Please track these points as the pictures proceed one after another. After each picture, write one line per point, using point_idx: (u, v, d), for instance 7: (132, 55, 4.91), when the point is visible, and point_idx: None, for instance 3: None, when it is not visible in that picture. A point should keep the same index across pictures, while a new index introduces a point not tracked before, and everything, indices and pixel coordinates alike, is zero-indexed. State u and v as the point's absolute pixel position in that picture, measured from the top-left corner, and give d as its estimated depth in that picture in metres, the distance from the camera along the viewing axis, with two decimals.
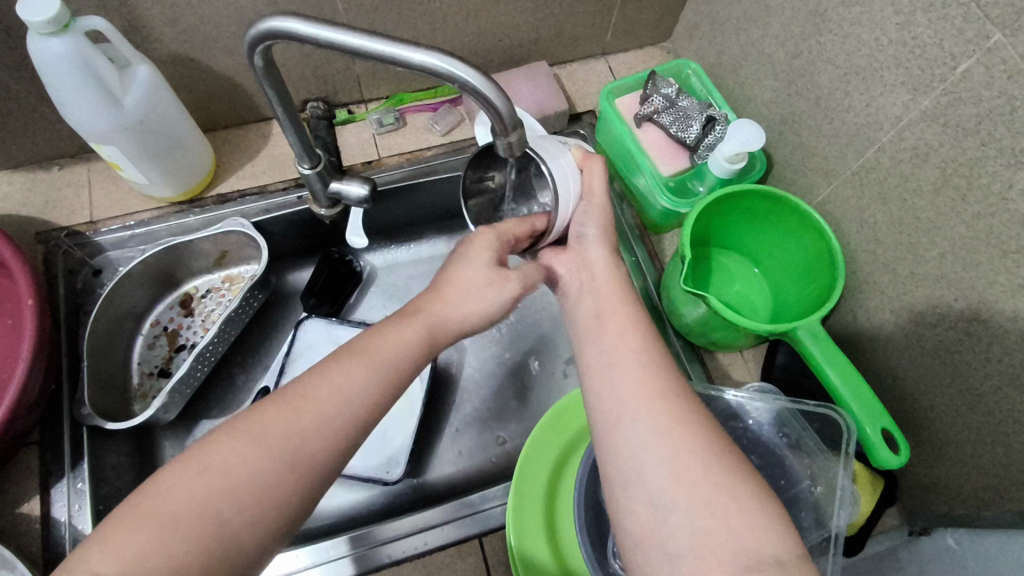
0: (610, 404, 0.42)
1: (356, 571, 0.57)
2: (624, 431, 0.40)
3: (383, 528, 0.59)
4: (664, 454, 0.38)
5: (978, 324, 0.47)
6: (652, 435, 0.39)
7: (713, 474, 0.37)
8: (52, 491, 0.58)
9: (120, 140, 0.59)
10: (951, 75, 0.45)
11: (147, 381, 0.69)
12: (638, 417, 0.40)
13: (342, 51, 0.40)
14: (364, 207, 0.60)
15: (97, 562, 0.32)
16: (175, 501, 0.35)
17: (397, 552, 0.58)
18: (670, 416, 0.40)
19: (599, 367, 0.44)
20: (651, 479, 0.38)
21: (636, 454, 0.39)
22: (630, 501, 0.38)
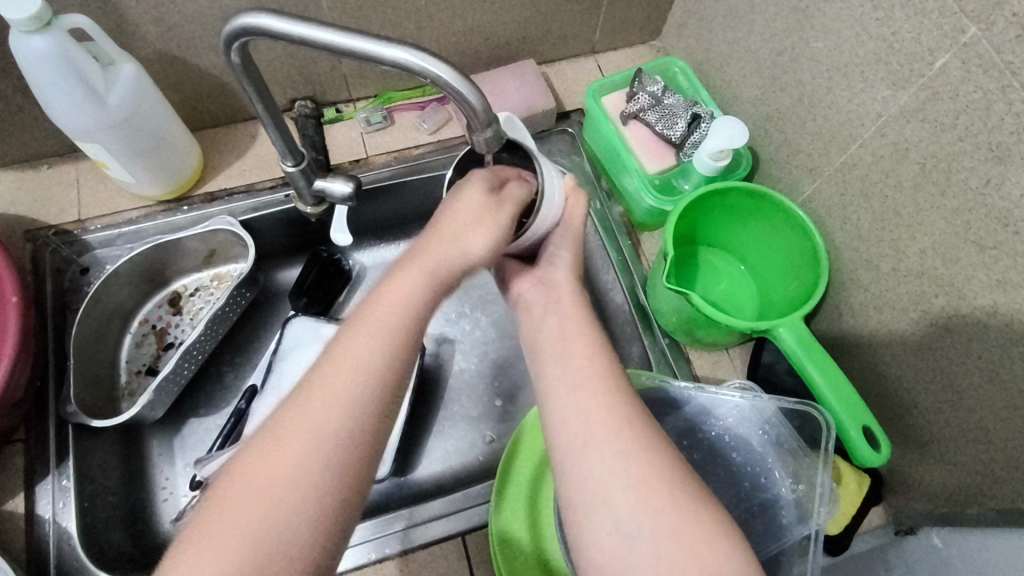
0: (576, 429, 0.42)
1: (389, 551, 0.58)
2: (590, 455, 0.41)
3: (418, 510, 0.60)
4: (631, 479, 0.39)
5: (958, 320, 0.47)
6: (620, 459, 0.40)
7: (680, 501, 0.38)
8: (37, 488, 0.59)
9: (105, 138, 0.59)
10: (929, 71, 0.45)
11: (135, 379, 0.70)
12: (602, 441, 0.41)
13: (317, 48, 0.40)
14: (349, 204, 0.61)
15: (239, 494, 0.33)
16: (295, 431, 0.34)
17: (386, 549, 0.58)
18: (637, 438, 0.41)
19: (566, 390, 0.44)
20: (617, 505, 0.39)
21: (604, 476, 0.40)
22: (595, 527, 0.39)
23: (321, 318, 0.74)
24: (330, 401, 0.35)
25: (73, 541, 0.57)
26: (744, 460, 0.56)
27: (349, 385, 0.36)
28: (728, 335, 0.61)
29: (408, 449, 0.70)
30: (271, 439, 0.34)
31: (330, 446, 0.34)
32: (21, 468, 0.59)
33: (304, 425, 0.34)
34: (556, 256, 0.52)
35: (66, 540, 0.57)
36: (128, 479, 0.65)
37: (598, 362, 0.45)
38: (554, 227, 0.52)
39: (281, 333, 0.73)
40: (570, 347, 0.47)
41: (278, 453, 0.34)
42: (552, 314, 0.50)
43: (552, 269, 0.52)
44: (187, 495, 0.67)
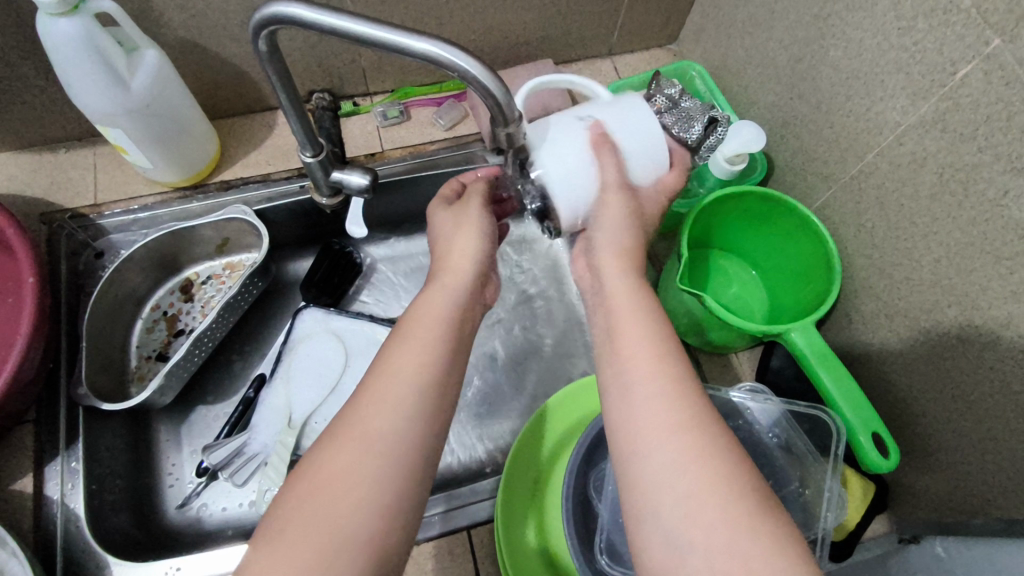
0: (637, 427, 0.39)
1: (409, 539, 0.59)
2: (645, 455, 0.38)
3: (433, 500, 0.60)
4: (684, 489, 0.36)
5: (971, 330, 0.47)
6: (671, 466, 0.37)
7: (732, 511, 0.34)
8: (46, 469, 0.59)
9: (125, 123, 0.59)
10: (950, 81, 0.45)
11: (145, 365, 0.70)
12: (657, 444, 0.38)
13: (343, 38, 0.40)
14: (364, 197, 0.61)
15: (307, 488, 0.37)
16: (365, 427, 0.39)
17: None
18: (700, 444, 0.37)
19: (623, 382, 0.41)
20: (668, 512, 0.35)
21: (661, 479, 0.37)
22: (644, 538, 0.36)
23: (332, 309, 0.75)
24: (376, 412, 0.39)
25: (80, 523, 0.57)
26: (755, 462, 0.55)
27: (399, 402, 0.40)
28: (738, 338, 0.61)
29: None
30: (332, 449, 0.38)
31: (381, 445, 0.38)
32: (30, 448, 0.59)
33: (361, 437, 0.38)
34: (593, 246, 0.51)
35: (73, 522, 0.57)
36: (135, 463, 0.65)
37: (657, 352, 0.42)
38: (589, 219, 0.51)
39: (291, 324, 0.74)
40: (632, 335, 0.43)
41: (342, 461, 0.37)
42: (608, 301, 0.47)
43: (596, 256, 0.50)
44: (193, 481, 0.67)
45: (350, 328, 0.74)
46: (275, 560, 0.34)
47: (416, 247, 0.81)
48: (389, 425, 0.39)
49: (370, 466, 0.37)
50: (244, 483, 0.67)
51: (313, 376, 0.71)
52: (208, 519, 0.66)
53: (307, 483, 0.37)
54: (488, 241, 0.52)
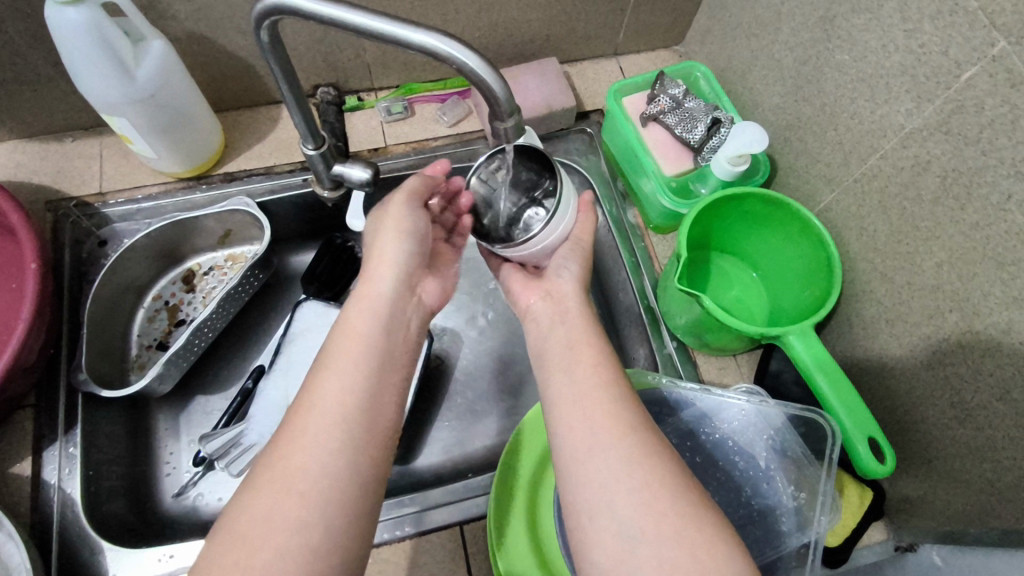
0: (582, 435, 0.42)
1: (408, 532, 0.59)
2: (595, 462, 0.41)
3: (432, 493, 0.60)
4: (636, 483, 0.39)
5: (971, 336, 0.47)
6: (623, 466, 0.40)
7: (681, 504, 0.39)
8: (44, 453, 0.59)
9: (131, 112, 0.59)
10: (955, 83, 0.45)
11: (145, 353, 0.70)
12: (607, 447, 0.41)
13: (343, 29, 0.40)
14: (365, 190, 0.62)
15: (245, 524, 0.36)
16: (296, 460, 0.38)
17: (389, 533, 0.58)
18: (642, 447, 0.41)
19: (563, 396, 0.45)
20: (620, 508, 0.39)
21: (616, 477, 0.40)
22: (597, 531, 0.39)
23: (332, 303, 0.75)
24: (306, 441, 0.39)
25: (76, 507, 0.58)
26: (746, 464, 0.56)
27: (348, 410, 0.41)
28: (738, 341, 0.61)
29: (410, 438, 0.70)
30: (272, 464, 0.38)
31: (314, 470, 0.38)
32: (30, 433, 0.60)
33: (306, 445, 0.39)
34: (564, 268, 0.55)
35: (69, 507, 0.58)
36: (133, 450, 0.66)
37: (599, 364, 0.47)
38: (561, 243, 0.55)
39: (291, 316, 0.74)
40: (579, 351, 0.48)
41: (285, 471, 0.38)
42: (563, 323, 0.52)
43: (561, 279, 0.54)
44: (190, 471, 0.68)
45: None
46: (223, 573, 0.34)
47: None
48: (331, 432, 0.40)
49: (307, 485, 0.37)
50: (239, 474, 0.66)
51: None
52: (204, 508, 0.66)
53: (253, 493, 0.37)
54: (412, 242, 0.51)
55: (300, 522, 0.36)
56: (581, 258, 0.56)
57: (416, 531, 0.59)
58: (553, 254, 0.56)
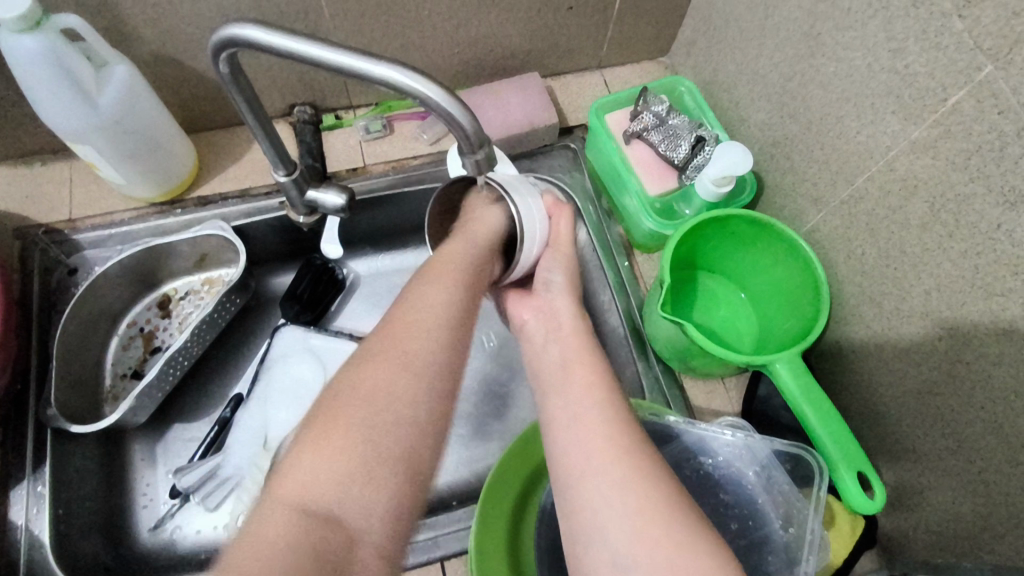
0: (577, 459, 0.41)
1: None
2: (590, 488, 0.39)
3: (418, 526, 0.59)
4: (628, 510, 0.37)
5: (961, 366, 0.45)
6: (617, 491, 0.38)
7: (674, 533, 0.36)
8: (12, 493, 0.57)
9: (96, 140, 0.58)
10: (942, 107, 0.43)
11: (120, 383, 0.69)
12: (602, 471, 0.39)
13: (302, 62, 0.39)
14: (340, 216, 0.61)
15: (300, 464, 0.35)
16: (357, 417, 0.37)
17: None
18: (641, 469, 0.39)
19: (564, 420, 0.43)
20: (613, 537, 0.37)
21: (598, 513, 0.38)
22: (593, 559, 0.38)
23: (311, 327, 0.73)
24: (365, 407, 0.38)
25: (44, 549, 0.56)
26: (733, 499, 0.54)
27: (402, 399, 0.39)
28: (725, 366, 0.59)
29: None
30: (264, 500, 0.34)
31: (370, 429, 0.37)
32: None
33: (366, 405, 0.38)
34: (552, 279, 0.55)
35: (37, 548, 0.56)
36: (107, 484, 0.64)
37: (590, 385, 0.45)
38: (544, 252, 0.56)
39: (270, 341, 0.72)
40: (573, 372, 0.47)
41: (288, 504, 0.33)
42: (558, 346, 0.50)
43: (550, 294, 0.54)
44: (167, 502, 0.66)
45: (329, 346, 0.72)
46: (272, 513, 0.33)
47: (401, 262, 0.79)
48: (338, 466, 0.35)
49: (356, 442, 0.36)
50: (217, 507, 0.65)
51: (293, 397, 0.70)
52: (181, 542, 0.64)
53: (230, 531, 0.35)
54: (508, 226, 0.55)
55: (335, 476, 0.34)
56: (566, 267, 0.56)
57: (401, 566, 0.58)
58: (539, 265, 0.56)
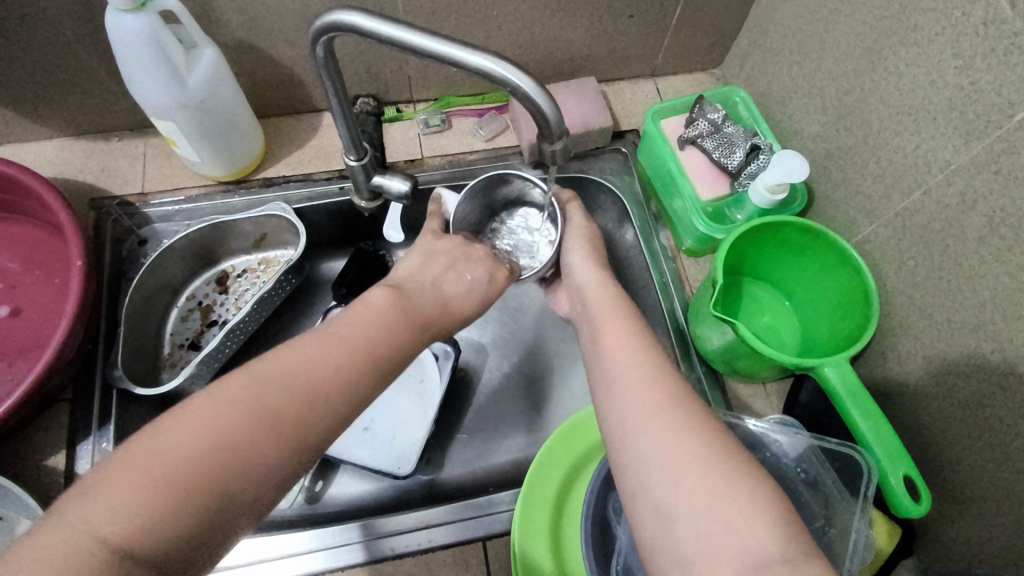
0: (619, 412, 0.42)
1: (363, 560, 0.57)
2: (633, 437, 0.40)
3: (387, 521, 0.59)
4: (666, 455, 0.38)
5: (1013, 378, 0.46)
6: (657, 437, 0.39)
7: (715, 469, 0.36)
8: (77, 447, 0.60)
9: (179, 117, 0.61)
10: (1007, 123, 0.44)
11: (177, 352, 0.71)
12: (647, 420, 0.40)
13: (402, 49, 0.41)
14: (403, 203, 0.63)
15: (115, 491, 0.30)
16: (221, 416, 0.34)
17: (351, 556, 0.57)
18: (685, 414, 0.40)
19: (615, 371, 0.45)
20: (653, 480, 0.37)
21: (642, 460, 0.38)
22: (637, 505, 0.38)
23: None
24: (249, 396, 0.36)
25: None
26: None
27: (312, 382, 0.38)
28: (770, 368, 0.60)
29: (435, 448, 0.71)
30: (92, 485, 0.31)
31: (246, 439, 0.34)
32: (64, 427, 0.61)
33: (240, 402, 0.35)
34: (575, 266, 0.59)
35: None
36: None
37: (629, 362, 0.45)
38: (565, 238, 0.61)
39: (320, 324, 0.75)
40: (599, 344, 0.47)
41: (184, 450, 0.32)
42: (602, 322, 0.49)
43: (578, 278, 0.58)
44: None
45: None
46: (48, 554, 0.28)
47: None
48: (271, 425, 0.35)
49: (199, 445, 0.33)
50: None
51: None
52: None
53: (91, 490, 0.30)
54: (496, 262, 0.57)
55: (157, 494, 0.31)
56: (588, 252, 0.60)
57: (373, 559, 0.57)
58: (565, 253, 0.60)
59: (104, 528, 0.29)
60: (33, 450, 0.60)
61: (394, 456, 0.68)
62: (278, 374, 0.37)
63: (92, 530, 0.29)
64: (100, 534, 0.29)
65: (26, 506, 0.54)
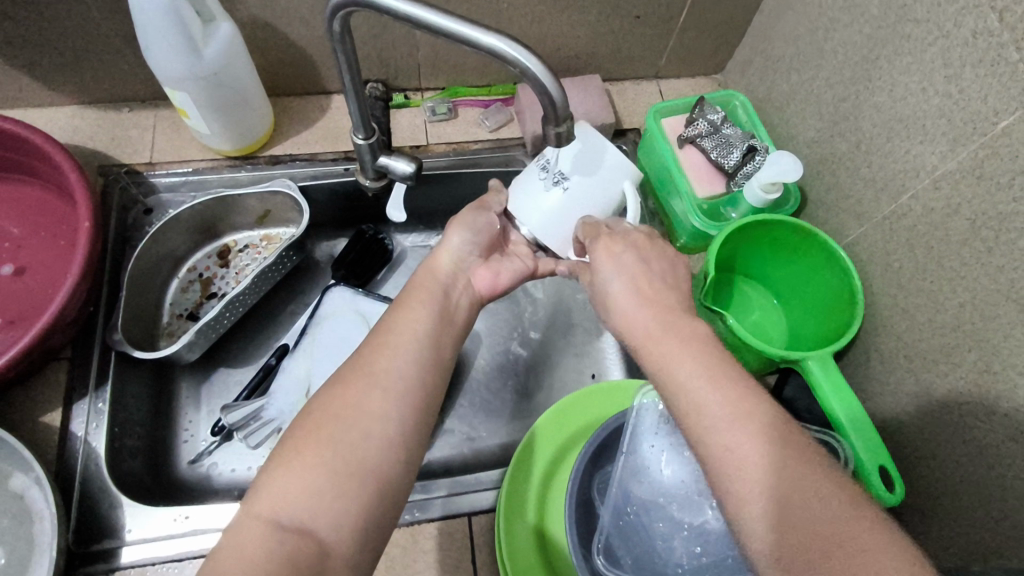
0: None
1: (445, 514, 0.59)
2: None
3: (469, 478, 0.61)
4: None
5: (988, 377, 0.48)
6: None
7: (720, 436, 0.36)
8: (74, 406, 0.61)
9: (192, 88, 0.62)
10: (992, 130, 0.46)
11: (176, 322, 0.72)
12: None
13: (415, 25, 0.42)
14: (407, 183, 0.64)
15: (278, 490, 0.38)
16: (351, 414, 0.42)
17: (427, 510, 0.59)
18: (693, 375, 0.40)
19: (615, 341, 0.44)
20: None
21: None
22: None
23: (359, 290, 0.76)
24: (361, 391, 0.43)
25: (99, 462, 0.59)
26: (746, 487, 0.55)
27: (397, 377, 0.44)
28: (755, 363, 0.62)
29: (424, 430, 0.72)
30: (266, 483, 0.38)
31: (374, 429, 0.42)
32: (62, 385, 0.62)
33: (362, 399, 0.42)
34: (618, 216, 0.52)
35: (92, 460, 0.59)
36: (154, 415, 0.67)
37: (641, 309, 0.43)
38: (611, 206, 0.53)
39: (319, 301, 0.75)
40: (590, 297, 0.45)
41: (317, 443, 0.40)
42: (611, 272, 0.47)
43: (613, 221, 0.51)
44: (206, 440, 0.69)
45: (374, 310, 0.75)
46: (249, 540, 0.35)
47: None
48: (378, 406, 0.43)
49: (341, 445, 0.40)
50: (257, 446, 0.68)
51: (332, 354, 0.72)
52: (216, 478, 0.67)
53: (269, 482, 0.38)
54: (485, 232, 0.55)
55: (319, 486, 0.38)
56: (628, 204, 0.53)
57: (453, 513, 0.59)
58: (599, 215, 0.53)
59: (270, 511, 0.37)
60: (31, 406, 0.61)
61: None
62: (378, 373, 0.44)
63: (262, 513, 0.37)
64: (281, 524, 0.36)
65: (22, 459, 0.55)
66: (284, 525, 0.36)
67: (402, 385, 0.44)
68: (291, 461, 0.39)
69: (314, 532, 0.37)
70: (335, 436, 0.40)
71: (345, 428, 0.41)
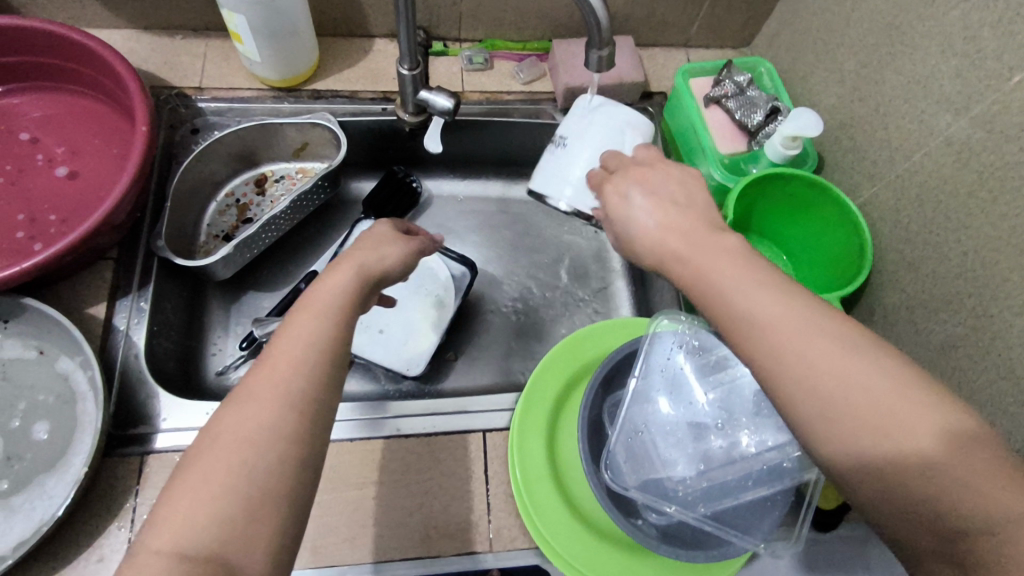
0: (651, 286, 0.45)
1: (368, 436, 0.59)
2: None
3: (396, 406, 0.61)
4: None
5: (985, 319, 0.51)
6: None
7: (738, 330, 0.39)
8: (117, 303, 0.64)
9: (249, 12, 0.65)
10: (1005, 86, 0.49)
11: (212, 241, 0.76)
12: None
13: None
14: (444, 119, 0.67)
15: (162, 532, 0.34)
16: (246, 423, 0.37)
17: (366, 433, 0.60)
18: None
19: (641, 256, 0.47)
20: None
21: None
22: None
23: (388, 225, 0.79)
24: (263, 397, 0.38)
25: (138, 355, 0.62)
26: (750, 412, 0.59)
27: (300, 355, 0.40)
28: None
29: (441, 361, 0.75)
30: (166, 506, 0.35)
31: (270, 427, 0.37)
32: (107, 282, 0.65)
33: (258, 399, 0.38)
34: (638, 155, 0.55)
35: (131, 353, 0.62)
36: (188, 325, 0.71)
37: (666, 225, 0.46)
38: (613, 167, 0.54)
39: (350, 232, 0.78)
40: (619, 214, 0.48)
41: (209, 463, 0.36)
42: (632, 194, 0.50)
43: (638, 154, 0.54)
44: (234, 355, 0.73)
45: None
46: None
47: (478, 190, 0.87)
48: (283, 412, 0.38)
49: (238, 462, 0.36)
50: None
51: None
52: None
53: (166, 506, 0.35)
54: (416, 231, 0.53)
55: (218, 509, 0.34)
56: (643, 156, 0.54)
57: (376, 434, 0.60)
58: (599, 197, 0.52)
59: (173, 544, 0.33)
60: (76, 299, 0.64)
61: (403, 357, 0.72)
62: (281, 360, 0.39)
63: (162, 549, 0.33)
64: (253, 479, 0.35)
65: (71, 341, 0.58)
66: (184, 558, 0.33)
67: (321, 367, 0.40)
68: (178, 498, 0.35)
69: (225, 558, 0.33)
70: (233, 452, 0.36)
71: (242, 440, 0.36)
